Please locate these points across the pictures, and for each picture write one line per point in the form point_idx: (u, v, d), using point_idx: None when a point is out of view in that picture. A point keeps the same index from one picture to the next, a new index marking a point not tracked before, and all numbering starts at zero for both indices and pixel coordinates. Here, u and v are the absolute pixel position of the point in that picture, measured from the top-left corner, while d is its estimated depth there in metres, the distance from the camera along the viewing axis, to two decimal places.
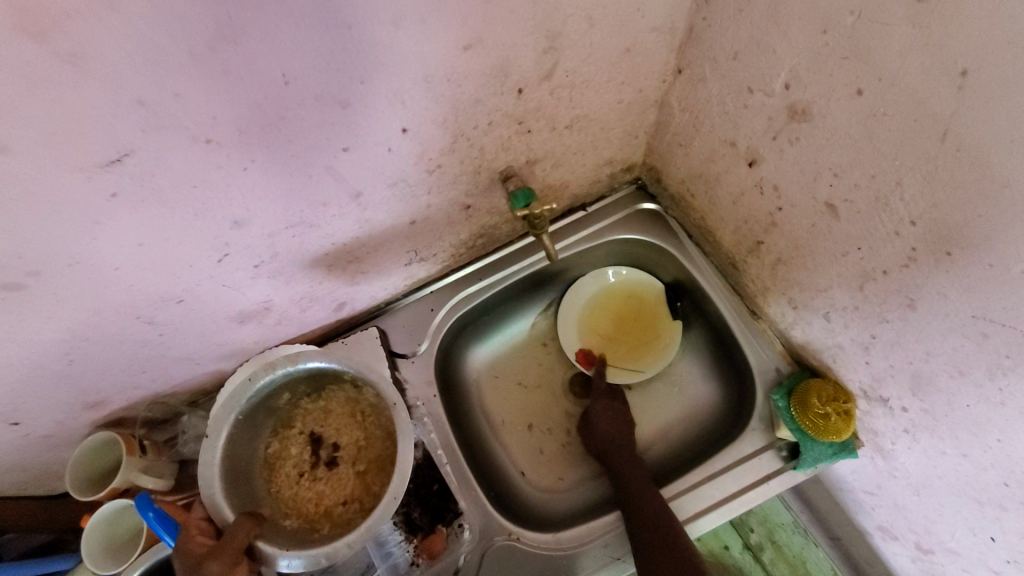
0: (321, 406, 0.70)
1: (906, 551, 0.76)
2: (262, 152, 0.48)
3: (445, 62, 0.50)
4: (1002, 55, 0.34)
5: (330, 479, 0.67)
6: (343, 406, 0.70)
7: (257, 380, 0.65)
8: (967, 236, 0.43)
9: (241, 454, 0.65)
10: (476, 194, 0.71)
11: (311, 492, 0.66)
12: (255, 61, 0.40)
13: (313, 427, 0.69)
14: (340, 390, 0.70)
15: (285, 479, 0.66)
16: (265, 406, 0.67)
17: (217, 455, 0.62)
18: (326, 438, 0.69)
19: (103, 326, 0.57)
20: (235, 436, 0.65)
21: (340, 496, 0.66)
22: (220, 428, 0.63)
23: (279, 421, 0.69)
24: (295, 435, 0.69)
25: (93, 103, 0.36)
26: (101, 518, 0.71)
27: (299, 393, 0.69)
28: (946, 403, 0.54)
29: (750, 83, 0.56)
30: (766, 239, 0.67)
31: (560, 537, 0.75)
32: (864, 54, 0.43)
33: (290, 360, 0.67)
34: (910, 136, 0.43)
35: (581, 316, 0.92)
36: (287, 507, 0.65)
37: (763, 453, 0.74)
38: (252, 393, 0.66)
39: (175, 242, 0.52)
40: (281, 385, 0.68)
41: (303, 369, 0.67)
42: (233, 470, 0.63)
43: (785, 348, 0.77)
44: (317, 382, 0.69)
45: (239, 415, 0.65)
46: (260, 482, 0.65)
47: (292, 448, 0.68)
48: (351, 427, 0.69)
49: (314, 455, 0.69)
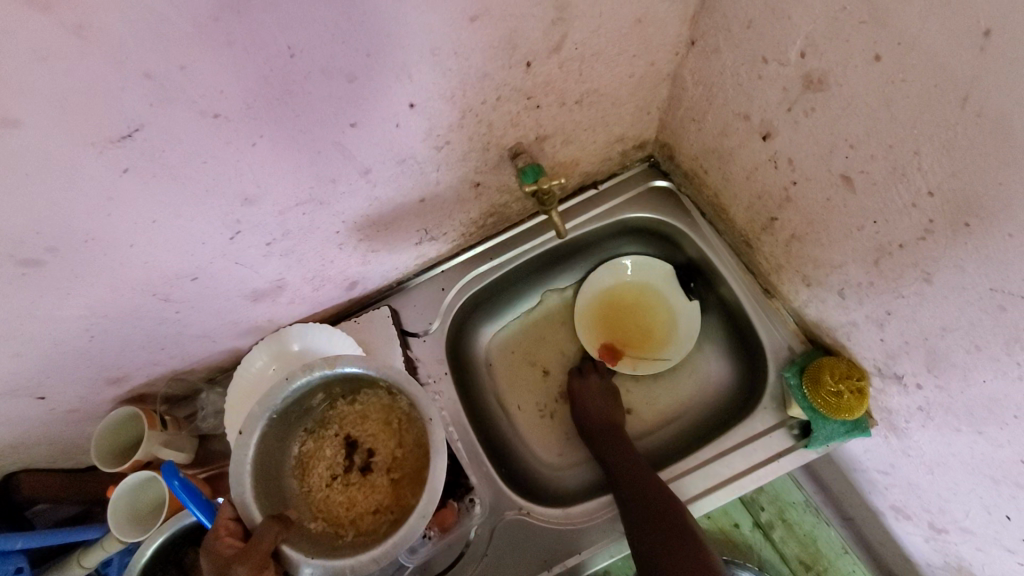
0: (357, 410, 0.66)
1: (920, 531, 0.75)
2: (270, 127, 0.48)
3: (451, 33, 0.49)
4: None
5: (363, 485, 0.65)
6: (379, 411, 0.66)
7: (294, 380, 0.61)
8: (986, 205, 0.41)
9: (273, 452, 0.62)
10: (485, 171, 0.71)
11: (343, 496, 0.64)
12: (259, 34, 0.40)
13: (348, 430, 0.66)
14: (378, 394, 0.65)
15: (318, 480, 0.64)
16: (299, 406, 0.64)
17: (250, 454, 0.59)
18: (361, 442, 0.67)
19: (121, 302, 0.58)
20: (269, 433, 0.61)
21: (370, 503, 0.64)
22: (254, 424, 0.59)
23: (316, 421, 0.66)
24: (330, 436, 0.66)
25: (100, 76, 0.37)
26: (126, 489, 0.73)
27: (335, 392, 0.65)
28: (961, 379, 0.53)
29: (764, 53, 0.55)
30: (780, 216, 0.66)
31: (570, 512, 0.76)
32: (882, 16, 0.41)
33: (328, 363, 0.61)
34: (929, 102, 0.42)
35: (608, 296, 0.93)
36: (318, 510, 0.63)
37: (775, 431, 0.74)
38: (287, 394, 0.61)
39: (188, 218, 0.52)
40: (316, 384, 0.63)
41: (341, 372, 0.63)
42: (264, 469, 0.60)
43: (799, 327, 0.76)
44: (356, 384, 0.65)
45: (272, 414, 0.61)
46: (293, 480, 0.64)
47: (326, 449, 0.66)
48: (388, 433, 0.66)
49: (348, 459, 0.67)
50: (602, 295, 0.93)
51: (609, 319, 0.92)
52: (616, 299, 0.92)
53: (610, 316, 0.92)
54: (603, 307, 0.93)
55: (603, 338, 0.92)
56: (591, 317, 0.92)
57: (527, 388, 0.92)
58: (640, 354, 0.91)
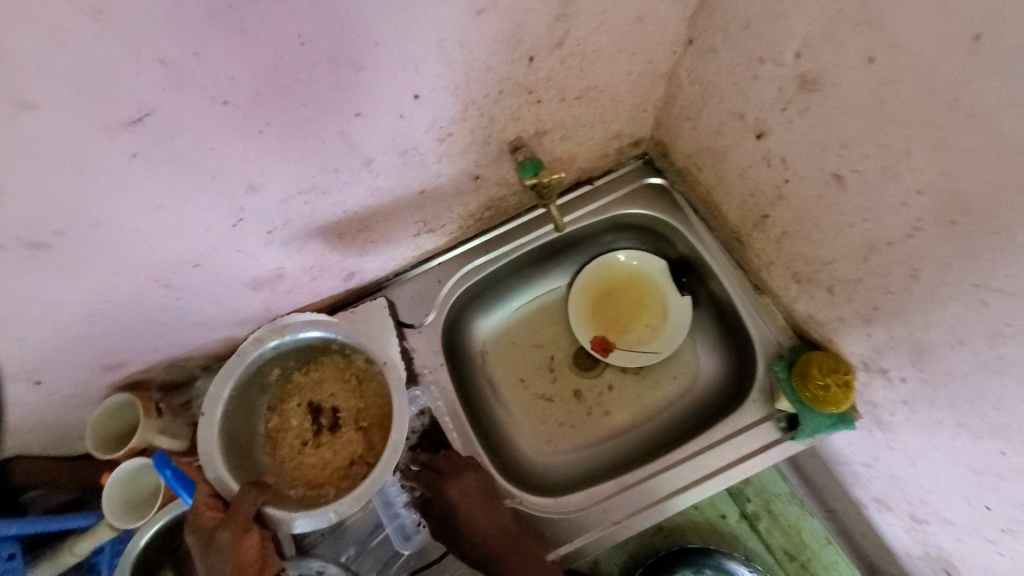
0: (313, 377, 0.68)
1: (901, 522, 0.77)
2: (276, 115, 0.49)
3: (457, 27, 0.50)
4: (1019, 17, 0.34)
5: (334, 443, 0.65)
6: (335, 374, 0.68)
7: (246, 357, 0.64)
8: (974, 205, 0.43)
9: (240, 430, 0.63)
10: (485, 164, 0.72)
11: (316, 458, 0.64)
12: (271, 21, 0.41)
13: (309, 397, 0.67)
14: (332, 356, 0.68)
15: (289, 449, 0.64)
16: (257, 383, 0.66)
17: (216, 432, 0.60)
18: (324, 404, 0.67)
19: (123, 288, 0.58)
20: (232, 413, 0.63)
21: (344, 457, 0.64)
22: (215, 406, 0.61)
23: (275, 396, 0.67)
24: (293, 406, 0.66)
25: (116, 60, 0.37)
26: (120, 475, 0.75)
27: (290, 367, 0.68)
28: (945, 373, 0.55)
29: (760, 53, 0.56)
30: (772, 213, 0.68)
31: (562, 501, 0.77)
32: (877, 20, 0.43)
33: (277, 334, 0.66)
34: (920, 104, 0.43)
35: (607, 287, 0.94)
36: (294, 477, 0.63)
37: (762, 424, 0.76)
38: (243, 370, 0.64)
39: (193, 204, 0.53)
40: (270, 359, 0.66)
41: (292, 342, 0.67)
42: (233, 446, 0.61)
43: (787, 322, 0.78)
44: (308, 353, 0.68)
45: (232, 392, 0.63)
46: (264, 456, 0.63)
47: (292, 419, 0.66)
48: (347, 391, 0.67)
49: (314, 424, 0.66)
50: (600, 287, 0.94)
51: (607, 308, 0.94)
52: (614, 289, 0.94)
53: (608, 306, 0.94)
54: (602, 297, 0.94)
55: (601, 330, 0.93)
56: (591, 309, 0.94)
57: (518, 371, 0.93)
58: (631, 343, 0.92)
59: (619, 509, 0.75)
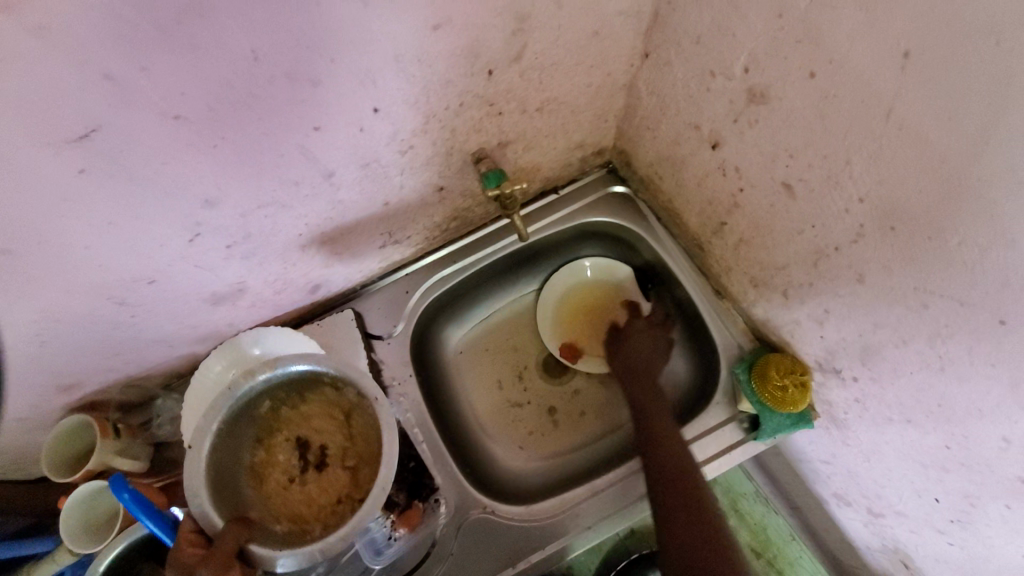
0: (303, 411, 0.63)
1: (859, 516, 0.80)
2: (232, 129, 0.48)
3: (415, 41, 0.50)
4: (942, 36, 0.36)
5: (322, 480, 0.61)
6: (325, 408, 0.64)
7: (238, 389, 0.60)
8: (909, 213, 0.45)
9: (225, 463, 0.59)
10: (449, 176, 0.72)
11: (303, 494, 0.60)
12: (223, 36, 0.40)
13: (298, 431, 0.63)
14: (323, 390, 0.64)
15: (274, 485, 0.59)
16: (246, 416, 0.61)
17: (202, 466, 0.57)
18: (313, 440, 0.63)
19: (75, 307, 0.57)
20: (218, 446, 0.59)
21: (332, 495, 0.61)
22: (202, 439, 0.58)
23: (262, 430, 0.62)
24: (281, 441, 0.62)
25: (58, 77, 0.37)
26: (77, 499, 0.71)
27: (280, 400, 0.63)
28: (891, 372, 0.58)
29: (711, 67, 0.58)
30: (729, 220, 0.70)
31: (532, 509, 0.77)
32: (816, 37, 0.45)
33: (269, 366, 0.62)
34: (857, 117, 0.45)
35: (572, 300, 0.95)
36: (279, 514, 0.58)
37: (726, 425, 0.78)
38: (232, 404, 0.60)
39: (147, 220, 0.52)
40: (261, 392, 0.62)
41: (284, 374, 0.63)
42: (217, 480, 0.57)
43: (747, 325, 0.80)
44: (300, 386, 0.64)
45: (221, 425, 0.59)
46: (247, 492, 0.58)
47: (279, 454, 0.61)
48: (338, 425, 0.63)
49: (302, 459, 0.62)
50: (568, 301, 0.95)
51: (575, 321, 0.94)
52: (581, 302, 0.95)
53: (576, 319, 0.94)
54: (569, 311, 0.95)
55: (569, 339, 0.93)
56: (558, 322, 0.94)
57: (497, 386, 0.92)
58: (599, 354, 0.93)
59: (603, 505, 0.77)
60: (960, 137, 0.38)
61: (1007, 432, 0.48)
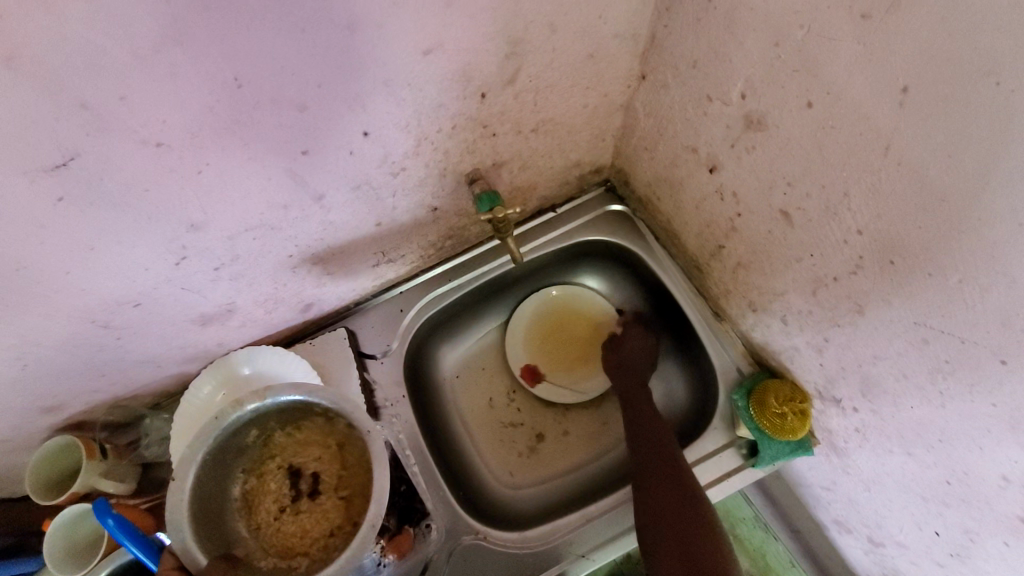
0: (297, 438, 0.62)
1: (860, 544, 0.78)
2: (216, 154, 0.47)
3: (405, 66, 0.49)
4: (942, 72, 0.35)
5: (314, 511, 0.60)
6: (320, 436, 0.62)
7: (225, 419, 0.58)
8: (908, 247, 0.44)
9: (212, 494, 0.58)
10: (443, 196, 0.71)
11: (294, 526, 0.59)
12: (204, 64, 0.39)
13: (291, 459, 0.61)
14: (316, 419, 0.62)
15: (265, 516, 0.59)
16: (234, 446, 0.60)
17: (188, 499, 0.55)
18: (306, 468, 0.61)
19: (57, 330, 0.56)
20: (204, 477, 0.58)
21: (323, 527, 0.59)
22: (186, 471, 0.56)
23: (253, 458, 0.61)
24: (273, 469, 0.61)
25: (32, 106, 0.36)
26: (61, 522, 0.70)
27: (270, 427, 0.61)
28: (892, 404, 0.56)
29: (708, 92, 0.57)
30: (727, 244, 0.69)
31: (526, 535, 0.76)
32: (813, 67, 0.44)
33: (257, 395, 0.60)
34: (855, 149, 0.44)
35: (545, 324, 0.94)
36: (270, 546, 0.58)
37: (724, 451, 0.76)
38: (219, 434, 0.59)
39: (130, 244, 0.51)
40: (249, 420, 0.60)
41: (274, 403, 0.61)
42: (204, 513, 0.56)
43: (746, 348, 0.79)
44: (291, 414, 0.62)
45: (206, 456, 0.58)
46: (238, 523, 0.58)
47: (271, 483, 0.60)
48: (332, 454, 0.61)
49: (294, 488, 0.61)
50: (540, 326, 0.94)
51: (547, 346, 0.94)
52: (553, 326, 0.94)
53: (548, 343, 0.94)
54: (541, 336, 0.94)
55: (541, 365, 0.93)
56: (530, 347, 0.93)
57: (492, 407, 0.91)
58: (585, 374, 0.92)
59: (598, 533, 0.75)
60: (961, 174, 0.37)
61: (1008, 471, 0.47)
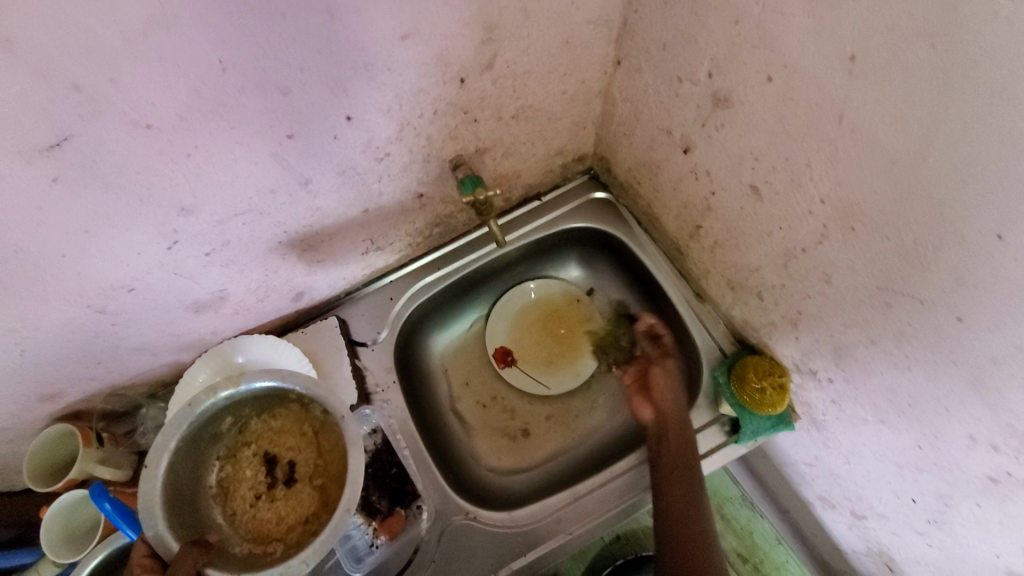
0: (272, 425, 0.64)
1: (844, 519, 0.79)
2: (204, 138, 0.49)
3: (384, 50, 0.51)
4: (883, 37, 0.37)
5: (290, 497, 0.62)
6: (294, 424, 0.64)
7: (198, 406, 0.60)
8: (866, 212, 0.46)
9: (186, 482, 0.59)
10: (428, 183, 0.73)
11: (270, 512, 0.61)
12: (189, 48, 0.42)
13: (267, 447, 0.63)
14: (291, 406, 0.64)
15: (241, 503, 0.61)
16: (209, 433, 0.62)
17: (159, 485, 0.56)
18: (282, 456, 0.63)
19: (53, 315, 0.58)
20: (178, 464, 0.59)
21: (298, 513, 0.61)
22: (160, 457, 0.58)
23: (228, 445, 0.63)
24: (248, 456, 0.63)
25: (25, 87, 0.38)
26: (58, 509, 0.72)
27: (245, 415, 0.64)
28: (863, 371, 0.58)
29: (678, 73, 0.59)
30: (704, 224, 0.71)
31: (515, 515, 0.77)
32: (770, 43, 0.46)
33: (232, 382, 0.62)
34: (813, 119, 0.46)
35: (526, 315, 0.96)
36: (246, 532, 0.60)
37: (707, 428, 0.78)
38: (193, 421, 0.60)
39: (123, 228, 0.53)
40: (223, 408, 0.62)
41: (249, 390, 0.63)
42: (177, 499, 0.58)
43: (728, 327, 0.81)
44: (265, 402, 0.64)
45: (180, 442, 0.59)
46: (214, 510, 0.60)
47: (246, 470, 0.63)
48: (307, 441, 0.63)
49: (270, 476, 0.63)
50: (522, 318, 0.95)
51: (528, 338, 0.95)
52: (534, 318, 0.95)
53: (530, 334, 0.95)
54: (522, 328, 0.95)
55: (523, 355, 0.94)
56: (510, 341, 0.95)
57: (478, 394, 0.92)
58: (570, 363, 0.93)
59: (582, 514, 0.77)
60: (908, 135, 0.39)
61: (973, 429, 0.48)
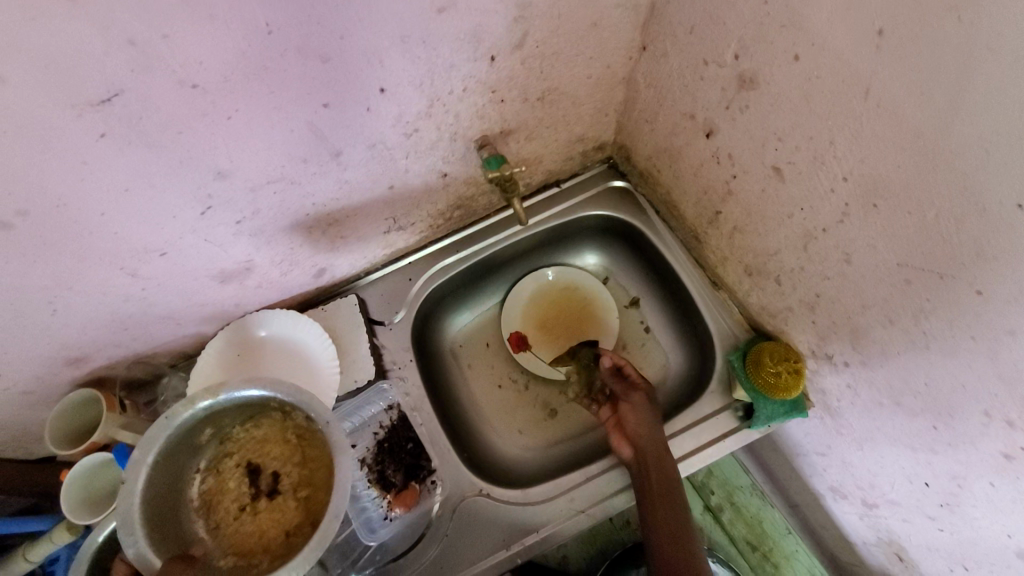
0: (255, 434, 0.64)
1: (855, 509, 0.80)
2: (245, 102, 0.51)
3: (420, 22, 0.53)
4: (912, 9, 0.38)
5: (272, 509, 0.61)
6: (277, 433, 0.63)
7: (176, 418, 0.58)
8: (890, 186, 0.47)
9: (165, 497, 0.58)
10: (452, 162, 0.75)
11: (252, 525, 0.60)
12: (239, 10, 0.43)
13: (249, 457, 0.63)
14: (272, 414, 0.63)
15: (225, 514, 0.60)
16: (189, 444, 0.60)
17: (138, 503, 0.54)
18: (265, 466, 0.63)
19: (87, 275, 0.59)
20: (156, 480, 0.57)
21: (281, 526, 0.60)
22: (137, 474, 0.55)
23: (210, 456, 0.63)
24: (231, 468, 0.63)
25: (84, 38, 0.39)
26: (80, 472, 0.73)
27: (226, 425, 0.63)
28: (880, 353, 0.59)
29: (705, 56, 0.60)
30: (724, 209, 0.72)
31: (529, 492, 0.77)
32: (799, 22, 0.47)
33: (211, 393, 0.59)
34: (838, 96, 0.47)
35: (538, 304, 0.97)
36: (228, 545, 0.59)
37: (720, 413, 0.78)
38: (172, 433, 0.58)
39: (161, 189, 0.54)
40: (202, 418, 0.60)
41: (228, 399, 0.61)
42: (157, 516, 0.56)
43: (743, 316, 0.82)
44: (248, 409, 0.63)
45: (157, 457, 0.57)
46: (196, 523, 0.59)
47: (230, 482, 0.62)
48: (291, 450, 0.63)
49: (253, 487, 0.63)
50: (535, 306, 0.97)
51: (541, 326, 0.96)
52: (546, 305, 0.97)
53: (544, 322, 0.96)
54: (534, 317, 0.96)
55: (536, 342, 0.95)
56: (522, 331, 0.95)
57: (492, 376, 0.94)
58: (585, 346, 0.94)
59: (595, 491, 0.77)
60: (933, 106, 0.40)
61: (989, 407, 0.49)
